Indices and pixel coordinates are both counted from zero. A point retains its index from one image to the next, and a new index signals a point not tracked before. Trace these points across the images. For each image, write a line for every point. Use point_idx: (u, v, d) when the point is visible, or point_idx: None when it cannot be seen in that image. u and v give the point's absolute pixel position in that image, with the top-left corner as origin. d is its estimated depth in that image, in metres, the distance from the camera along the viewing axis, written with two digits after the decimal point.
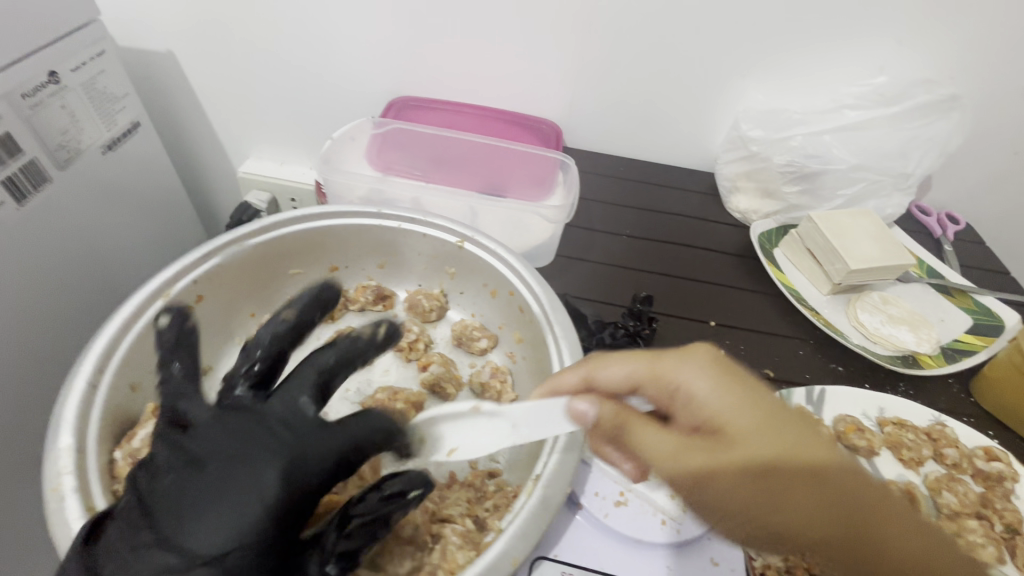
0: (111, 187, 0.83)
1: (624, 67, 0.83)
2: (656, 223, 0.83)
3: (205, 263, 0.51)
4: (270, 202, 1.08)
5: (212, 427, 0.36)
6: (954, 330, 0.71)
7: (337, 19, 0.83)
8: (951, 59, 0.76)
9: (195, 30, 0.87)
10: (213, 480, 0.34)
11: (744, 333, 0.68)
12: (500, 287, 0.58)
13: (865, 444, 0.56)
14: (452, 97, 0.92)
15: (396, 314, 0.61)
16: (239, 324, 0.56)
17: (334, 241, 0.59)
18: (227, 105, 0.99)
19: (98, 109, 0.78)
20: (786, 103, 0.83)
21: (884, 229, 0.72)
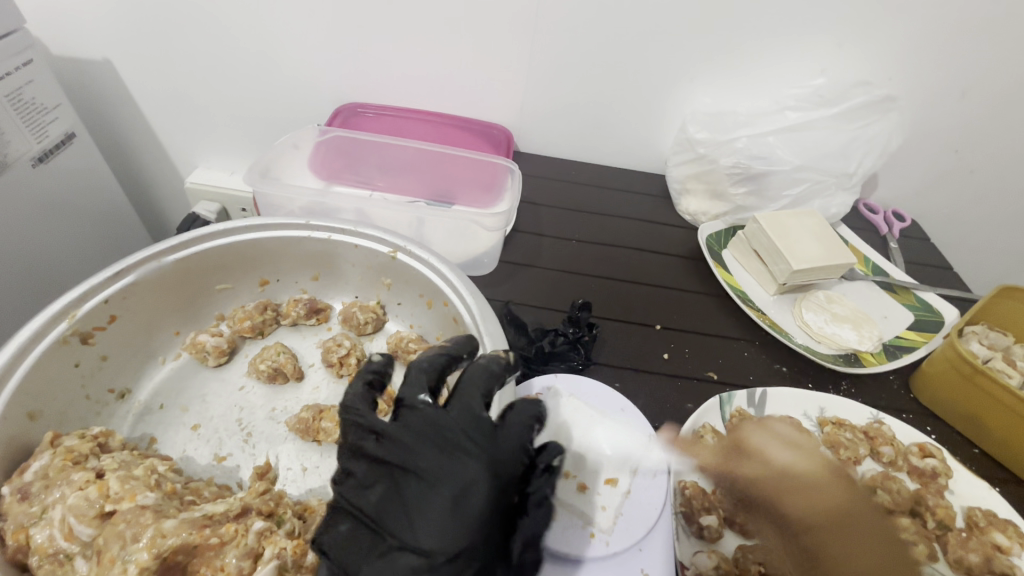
0: (45, 200, 0.79)
1: (572, 70, 0.82)
2: (607, 227, 0.83)
3: (118, 281, 0.49)
4: (219, 212, 1.06)
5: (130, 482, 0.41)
6: (896, 327, 0.72)
7: (277, 24, 0.81)
8: (889, 60, 0.77)
9: (132, 37, 0.84)
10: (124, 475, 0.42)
11: (690, 336, 0.68)
12: (435, 297, 0.57)
13: None
14: (401, 103, 0.90)
15: (331, 328, 0.60)
16: (162, 344, 0.54)
17: (262, 255, 0.58)
18: (171, 114, 0.96)
19: (26, 120, 0.73)
20: (731, 105, 0.83)
21: (825, 227, 0.73)
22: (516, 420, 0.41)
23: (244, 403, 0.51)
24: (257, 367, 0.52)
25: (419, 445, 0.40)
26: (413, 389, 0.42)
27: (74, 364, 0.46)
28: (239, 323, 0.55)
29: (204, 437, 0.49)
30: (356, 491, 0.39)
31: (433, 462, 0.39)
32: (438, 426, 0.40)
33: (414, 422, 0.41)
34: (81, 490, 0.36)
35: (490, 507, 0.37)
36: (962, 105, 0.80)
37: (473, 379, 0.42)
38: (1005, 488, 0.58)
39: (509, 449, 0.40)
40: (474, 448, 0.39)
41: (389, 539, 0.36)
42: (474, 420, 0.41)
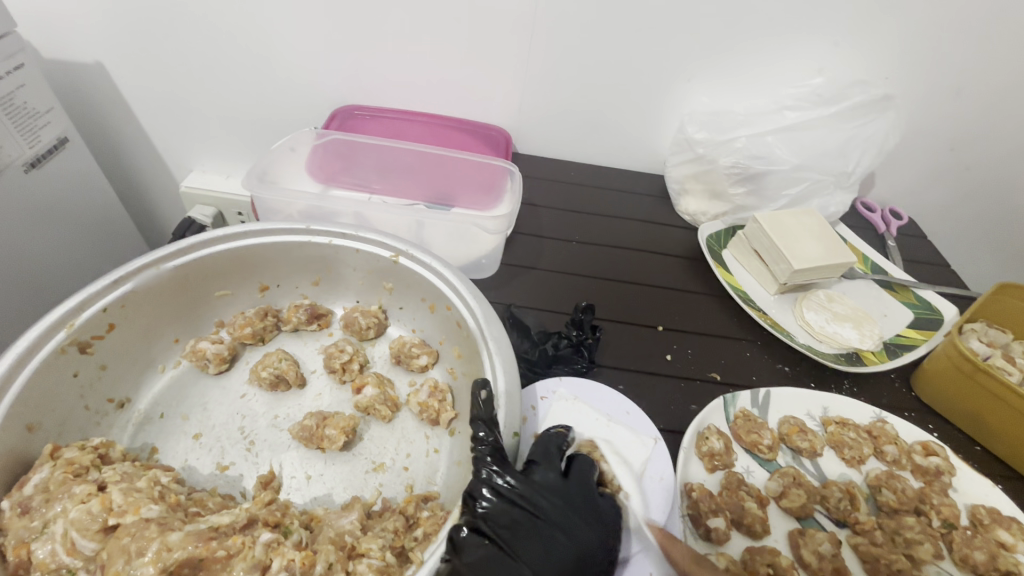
0: (39, 206, 0.78)
1: (570, 70, 0.82)
2: (607, 227, 0.83)
3: (117, 289, 0.48)
4: (215, 216, 1.05)
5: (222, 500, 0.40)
6: (896, 325, 0.72)
7: (273, 26, 0.81)
8: (885, 59, 0.77)
9: (124, 39, 0.83)
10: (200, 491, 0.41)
11: (692, 337, 0.68)
12: (437, 301, 0.57)
13: (808, 446, 0.56)
14: (398, 105, 0.90)
15: (332, 333, 0.59)
16: (162, 352, 0.53)
17: (263, 261, 0.57)
18: (166, 118, 0.95)
19: (18, 125, 0.72)
20: (729, 105, 0.83)
21: (825, 226, 0.73)
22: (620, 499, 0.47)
23: (246, 410, 0.51)
24: (259, 374, 0.52)
25: (553, 500, 0.42)
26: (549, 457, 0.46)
27: (73, 374, 0.46)
28: (240, 330, 0.55)
29: (206, 446, 0.48)
30: (488, 522, 0.40)
31: (570, 520, 0.42)
32: (570, 492, 0.44)
33: (549, 483, 0.43)
34: (85, 502, 0.36)
35: (606, 570, 0.41)
36: (958, 103, 0.81)
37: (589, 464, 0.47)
38: (1007, 485, 0.58)
39: (614, 521, 0.45)
40: (596, 518, 0.43)
41: (527, 574, 0.38)
42: (593, 495, 0.45)
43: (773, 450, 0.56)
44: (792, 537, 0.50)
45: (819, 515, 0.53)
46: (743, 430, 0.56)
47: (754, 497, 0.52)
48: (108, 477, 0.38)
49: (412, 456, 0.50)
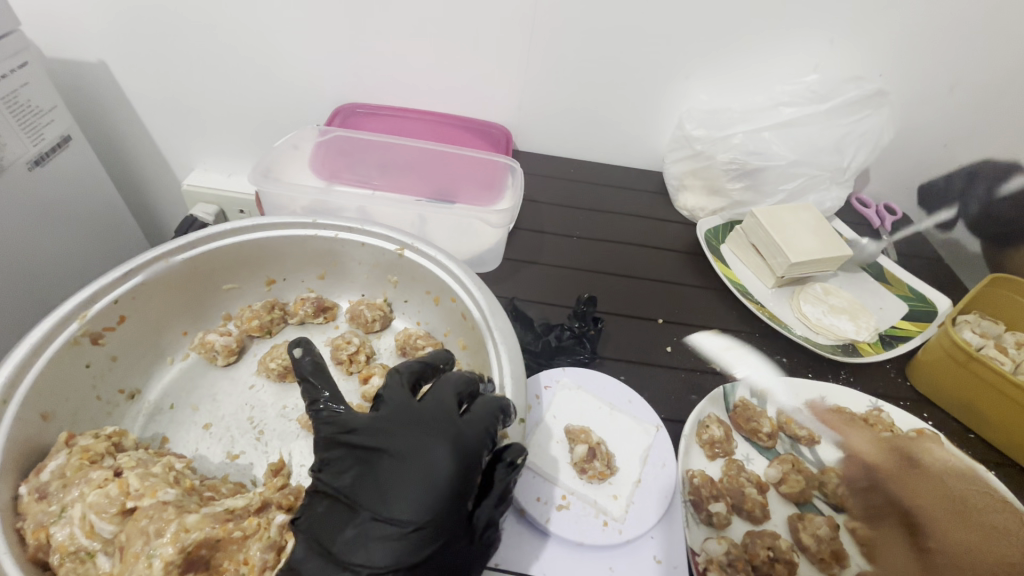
0: (43, 204, 0.79)
1: (570, 68, 0.83)
2: (607, 223, 0.84)
3: (127, 282, 0.49)
4: (217, 214, 1.06)
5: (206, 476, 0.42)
6: (891, 317, 0.74)
7: (276, 24, 0.81)
8: (879, 56, 0.78)
9: (127, 38, 0.83)
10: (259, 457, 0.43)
11: (692, 329, 0.69)
12: (442, 294, 0.58)
13: (806, 433, 0.58)
14: (400, 103, 0.91)
15: (338, 326, 0.60)
16: (170, 344, 0.54)
17: (269, 255, 0.58)
18: (169, 116, 0.95)
19: (22, 122, 0.73)
20: (726, 102, 0.85)
21: (821, 220, 0.74)
22: (482, 412, 0.41)
23: (254, 401, 0.51)
24: (267, 365, 0.53)
25: (391, 429, 0.40)
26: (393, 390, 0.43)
27: (85, 364, 0.47)
28: (247, 322, 0.56)
29: (216, 435, 0.49)
30: (332, 475, 0.39)
31: (407, 443, 0.38)
32: (409, 415, 0.40)
33: (390, 411, 0.41)
34: (105, 486, 0.37)
35: (457, 485, 0.37)
36: (950, 100, 0.82)
37: (447, 382, 0.43)
38: (998, 471, 0.60)
39: (475, 433, 0.40)
40: (444, 434, 0.39)
41: (361, 512, 0.36)
42: (445, 411, 0.41)
43: (773, 438, 0.57)
44: (790, 520, 0.51)
45: (817, 500, 0.54)
46: (742, 418, 0.58)
47: (753, 484, 0.53)
48: (123, 463, 0.39)
49: None
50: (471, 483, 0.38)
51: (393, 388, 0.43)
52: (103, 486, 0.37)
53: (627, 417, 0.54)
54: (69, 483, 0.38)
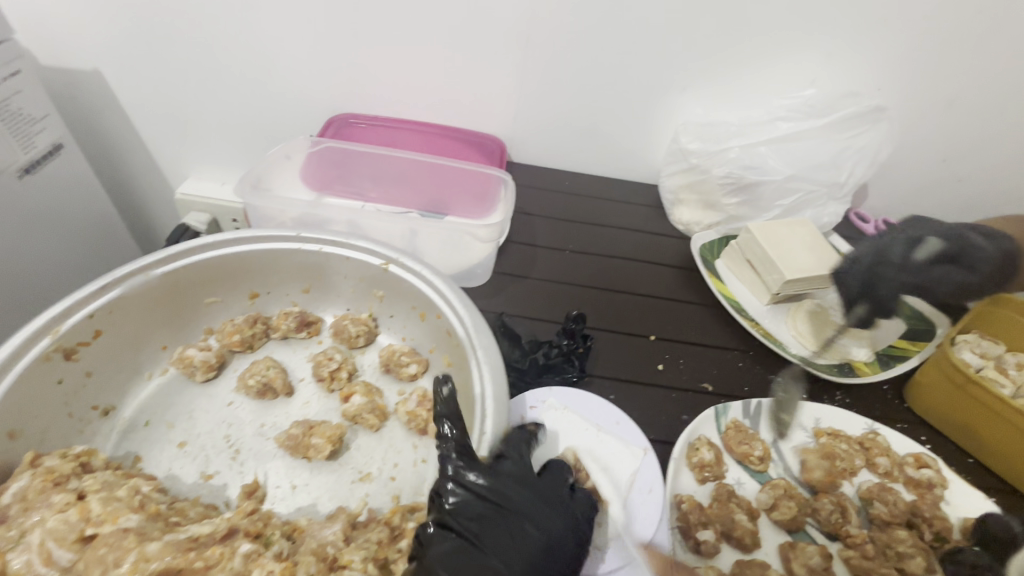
0: (33, 211, 0.78)
1: (564, 79, 0.82)
2: (600, 236, 0.83)
3: (103, 296, 0.48)
4: (210, 223, 1.05)
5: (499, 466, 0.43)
6: (889, 334, 0.72)
7: (269, 35, 0.81)
8: (876, 72, 0.78)
9: (120, 47, 0.83)
10: (505, 474, 0.43)
11: (684, 346, 0.68)
12: (428, 310, 0.56)
13: (800, 467, 0.56)
14: (394, 114, 0.90)
15: (322, 341, 0.59)
16: (149, 359, 0.53)
17: (253, 268, 0.57)
18: (161, 124, 0.95)
19: (13, 131, 0.72)
20: (722, 115, 0.84)
21: (818, 236, 0.73)
22: (585, 490, 0.46)
23: (232, 419, 0.50)
24: (246, 382, 0.51)
25: (518, 491, 0.42)
26: (558, 469, 0.46)
27: (57, 381, 0.45)
28: (228, 337, 0.55)
29: (191, 454, 0.47)
30: (461, 518, 0.39)
31: (538, 509, 0.41)
32: (537, 484, 0.43)
33: (518, 472, 0.43)
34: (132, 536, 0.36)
35: (577, 558, 0.40)
36: (948, 116, 0.81)
37: (558, 462, 0.47)
38: (1000, 498, 0.58)
39: (585, 508, 0.44)
40: (568, 507, 0.43)
41: (498, 566, 0.37)
42: (560, 485, 0.45)
43: (765, 461, 0.56)
44: (782, 549, 0.50)
45: (810, 528, 0.53)
46: (734, 441, 0.56)
47: (744, 510, 0.52)
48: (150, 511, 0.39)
49: (400, 466, 0.49)
50: (584, 556, 0.42)
51: (514, 448, 0.45)
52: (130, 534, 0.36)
53: (617, 435, 0.53)
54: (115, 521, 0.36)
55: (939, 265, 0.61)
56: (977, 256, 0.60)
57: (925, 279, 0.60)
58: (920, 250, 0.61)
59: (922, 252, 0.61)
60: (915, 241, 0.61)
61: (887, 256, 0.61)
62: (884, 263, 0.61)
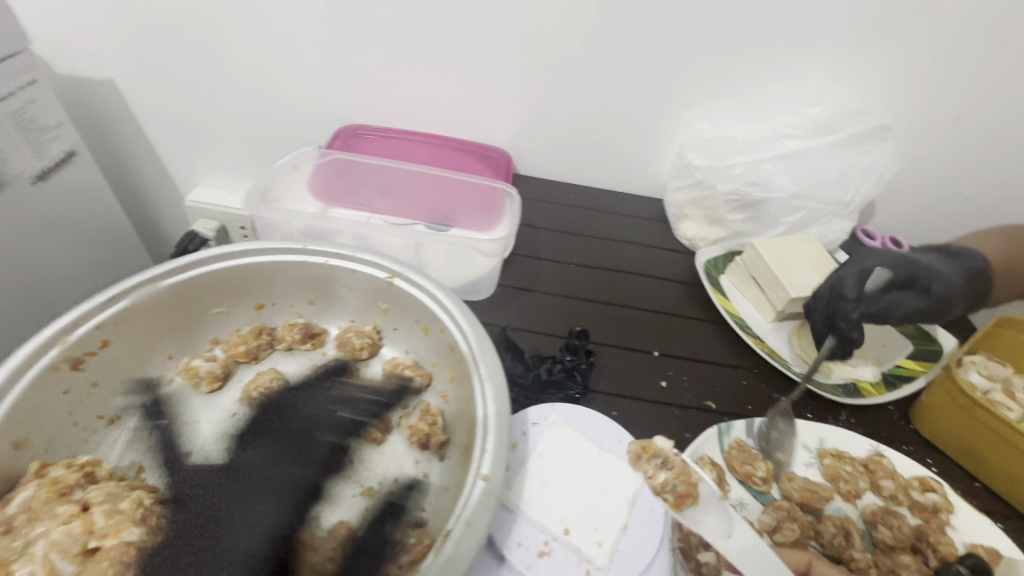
0: (45, 217, 0.79)
1: (569, 94, 0.83)
2: (605, 251, 0.83)
3: (111, 307, 0.48)
4: (218, 230, 1.06)
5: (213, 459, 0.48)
6: (894, 354, 0.71)
7: (279, 47, 0.83)
8: (882, 90, 0.78)
9: (132, 57, 0.85)
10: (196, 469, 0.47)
11: (688, 363, 0.68)
12: (431, 323, 0.57)
13: (800, 496, 0.55)
14: (401, 126, 0.91)
15: (326, 352, 0.59)
16: (155, 368, 0.54)
17: (259, 279, 0.57)
18: (172, 133, 0.96)
19: (28, 138, 0.74)
20: (728, 131, 0.84)
21: (824, 255, 0.73)
22: (309, 420, 0.52)
23: (236, 430, 0.51)
24: (250, 394, 0.52)
25: (218, 475, 0.47)
26: (298, 424, 0.51)
27: (65, 391, 0.46)
28: (234, 348, 0.55)
29: (195, 465, 0.48)
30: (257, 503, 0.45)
31: (227, 491, 0.46)
32: (239, 461, 0.48)
33: (215, 464, 0.48)
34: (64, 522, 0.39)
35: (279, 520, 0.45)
36: (955, 135, 0.81)
37: (298, 408, 0.53)
38: (1008, 524, 0.57)
39: (299, 464, 0.49)
40: (285, 471, 0.48)
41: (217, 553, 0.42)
42: (273, 450, 0.49)
43: (767, 482, 0.55)
44: None
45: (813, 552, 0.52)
46: (737, 461, 0.56)
47: None
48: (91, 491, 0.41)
49: (401, 481, 0.50)
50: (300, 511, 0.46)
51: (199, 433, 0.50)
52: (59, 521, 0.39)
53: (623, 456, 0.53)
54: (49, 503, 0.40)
55: (897, 295, 0.63)
56: (931, 279, 0.63)
57: (879, 307, 0.62)
58: (870, 280, 0.63)
59: (873, 282, 0.63)
60: (866, 272, 0.64)
61: (839, 288, 0.63)
62: (836, 295, 0.63)
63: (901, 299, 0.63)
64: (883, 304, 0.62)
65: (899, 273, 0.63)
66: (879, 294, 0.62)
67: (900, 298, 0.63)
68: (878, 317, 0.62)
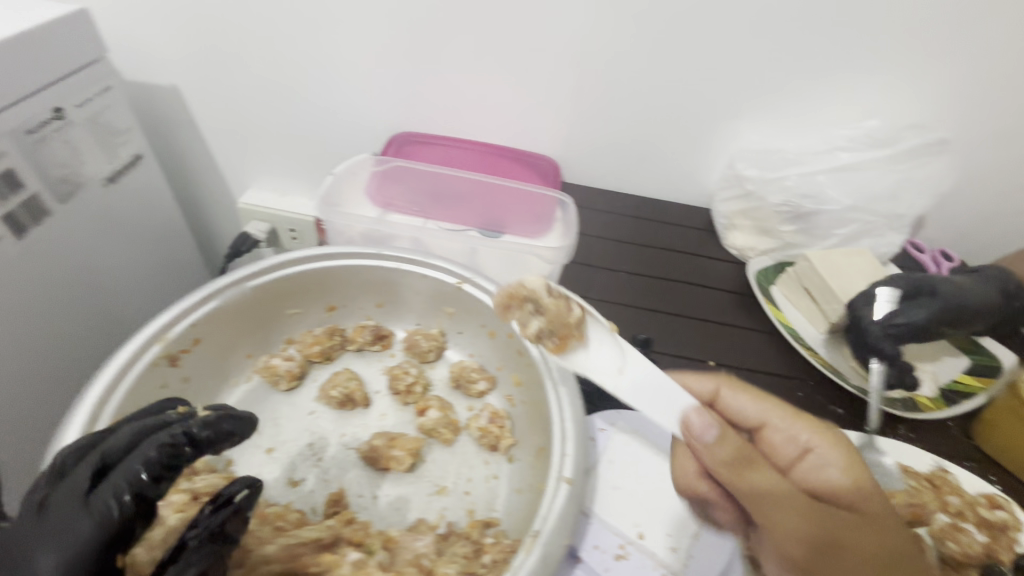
0: (113, 218, 0.82)
1: (620, 104, 0.84)
2: (654, 259, 0.84)
3: (204, 307, 0.51)
4: (269, 232, 1.09)
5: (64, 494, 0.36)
6: (952, 369, 0.70)
7: (338, 57, 0.85)
8: (938, 104, 0.77)
9: (195, 64, 0.89)
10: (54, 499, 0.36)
11: (742, 373, 0.68)
12: (499, 328, 0.58)
13: None
14: (451, 133, 0.93)
15: (394, 354, 0.61)
16: (235, 366, 0.56)
17: (333, 282, 0.59)
18: (228, 138, 1.00)
19: (101, 142, 0.77)
20: (780, 143, 0.84)
21: (879, 269, 0.73)
22: (125, 440, 0.39)
23: (315, 427, 0.53)
24: (329, 393, 0.54)
25: (69, 498, 0.35)
26: (115, 452, 0.38)
27: (162, 386, 0.49)
28: (309, 348, 0.57)
29: (279, 460, 0.50)
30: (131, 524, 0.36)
31: (88, 501, 0.36)
32: (85, 484, 0.36)
33: (64, 497, 0.35)
34: (68, 524, 0.34)
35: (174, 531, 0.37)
36: (1012, 149, 0.80)
37: (119, 438, 0.39)
38: None
39: (90, 476, 0.37)
40: (108, 487, 0.36)
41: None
42: (123, 458, 0.38)
43: None
44: None
45: None
46: None
47: None
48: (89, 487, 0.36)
49: (473, 481, 0.51)
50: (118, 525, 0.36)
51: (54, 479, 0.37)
52: (65, 519, 0.34)
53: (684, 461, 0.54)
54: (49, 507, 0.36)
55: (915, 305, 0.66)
56: (937, 283, 0.67)
57: (907, 324, 0.64)
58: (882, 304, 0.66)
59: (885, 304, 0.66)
60: (873, 296, 0.67)
61: (858, 322, 0.66)
62: (860, 328, 0.66)
63: (928, 309, 0.65)
64: (911, 322, 0.65)
65: (908, 287, 0.67)
66: (900, 311, 0.65)
67: (927, 310, 0.65)
68: (912, 331, 0.65)
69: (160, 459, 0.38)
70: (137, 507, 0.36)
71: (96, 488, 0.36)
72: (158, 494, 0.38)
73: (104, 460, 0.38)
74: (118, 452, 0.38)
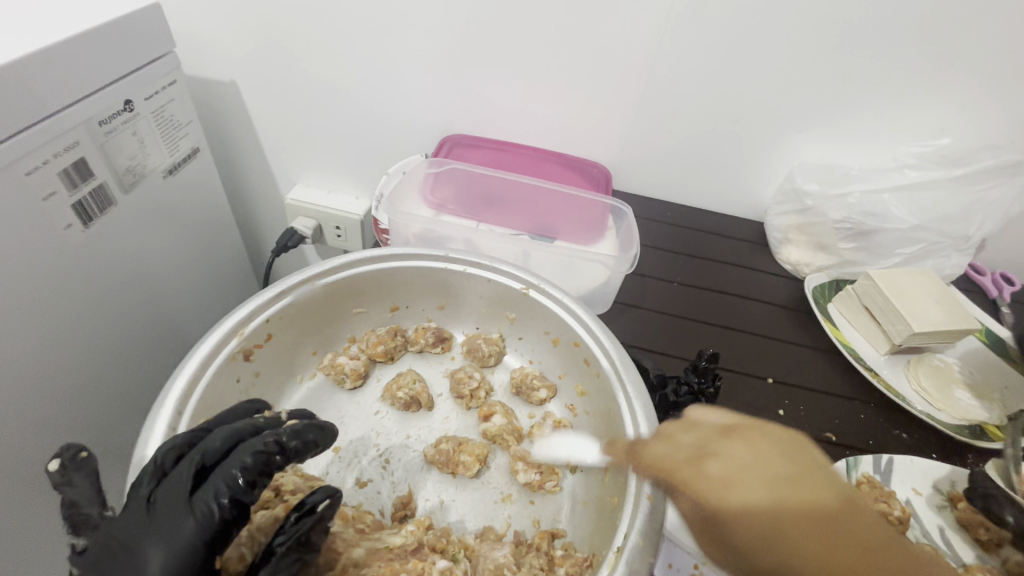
0: (170, 209, 0.82)
1: (681, 113, 0.83)
2: (708, 271, 0.83)
3: (278, 303, 0.52)
4: (315, 229, 1.10)
5: (167, 499, 0.38)
6: (1020, 398, 0.68)
7: (400, 58, 0.86)
8: (1016, 124, 0.75)
9: (256, 59, 0.89)
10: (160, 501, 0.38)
11: (802, 392, 0.67)
12: (563, 336, 0.58)
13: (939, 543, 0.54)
14: (504, 137, 0.93)
15: (453, 357, 0.62)
16: (301, 363, 0.57)
17: (397, 283, 0.59)
18: (282, 134, 1.01)
19: (164, 134, 0.78)
20: (842, 159, 0.83)
21: (947, 290, 0.70)
22: (218, 443, 0.40)
23: (380, 427, 0.54)
24: (393, 394, 0.55)
25: (173, 502, 0.37)
26: (213, 452, 0.39)
27: (237, 379, 0.50)
28: (374, 348, 0.58)
29: (345, 460, 0.51)
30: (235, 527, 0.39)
31: (188, 507, 0.37)
32: (187, 487, 0.38)
33: (169, 497, 0.38)
34: (174, 521, 0.37)
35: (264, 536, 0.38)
36: None
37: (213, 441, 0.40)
38: None
39: (191, 475, 0.38)
40: (208, 492, 0.38)
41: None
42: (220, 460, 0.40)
43: (903, 522, 0.54)
44: None
45: None
46: (869, 497, 0.55)
47: None
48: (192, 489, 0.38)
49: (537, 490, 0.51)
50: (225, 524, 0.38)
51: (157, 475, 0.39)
52: (172, 517, 0.37)
53: None
54: (155, 504, 0.38)
55: None
56: None
57: None
58: None
59: None
60: None
61: None
62: None
63: None
64: None
65: None
66: None
67: None
68: None
69: (255, 466, 0.38)
70: (233, 511, 0.37)
71: (199, 489, 0.38)
72: (251, 499, 0.38)
73: (204, 459, 0.39)
74: (214, 452, 0.40)
